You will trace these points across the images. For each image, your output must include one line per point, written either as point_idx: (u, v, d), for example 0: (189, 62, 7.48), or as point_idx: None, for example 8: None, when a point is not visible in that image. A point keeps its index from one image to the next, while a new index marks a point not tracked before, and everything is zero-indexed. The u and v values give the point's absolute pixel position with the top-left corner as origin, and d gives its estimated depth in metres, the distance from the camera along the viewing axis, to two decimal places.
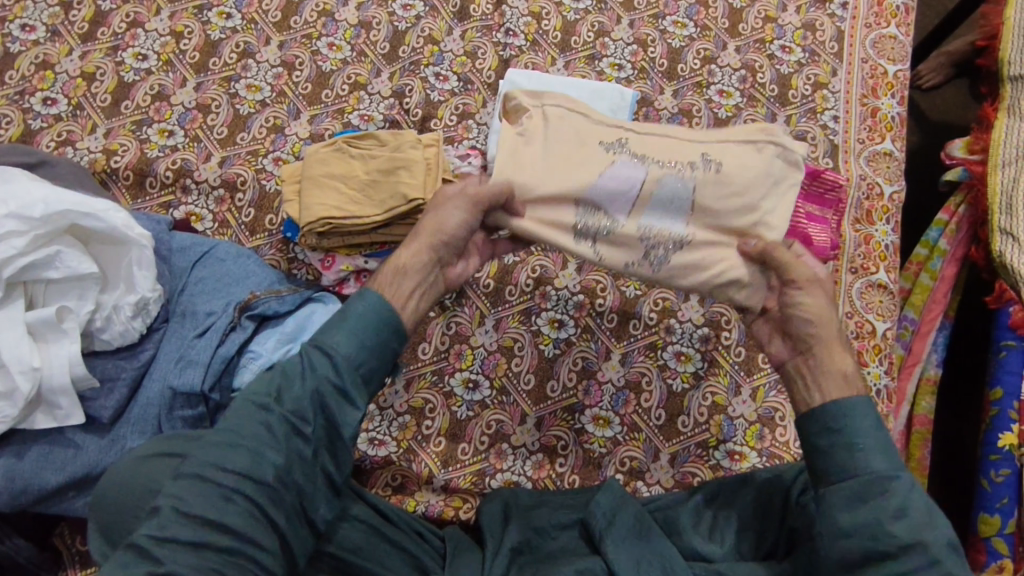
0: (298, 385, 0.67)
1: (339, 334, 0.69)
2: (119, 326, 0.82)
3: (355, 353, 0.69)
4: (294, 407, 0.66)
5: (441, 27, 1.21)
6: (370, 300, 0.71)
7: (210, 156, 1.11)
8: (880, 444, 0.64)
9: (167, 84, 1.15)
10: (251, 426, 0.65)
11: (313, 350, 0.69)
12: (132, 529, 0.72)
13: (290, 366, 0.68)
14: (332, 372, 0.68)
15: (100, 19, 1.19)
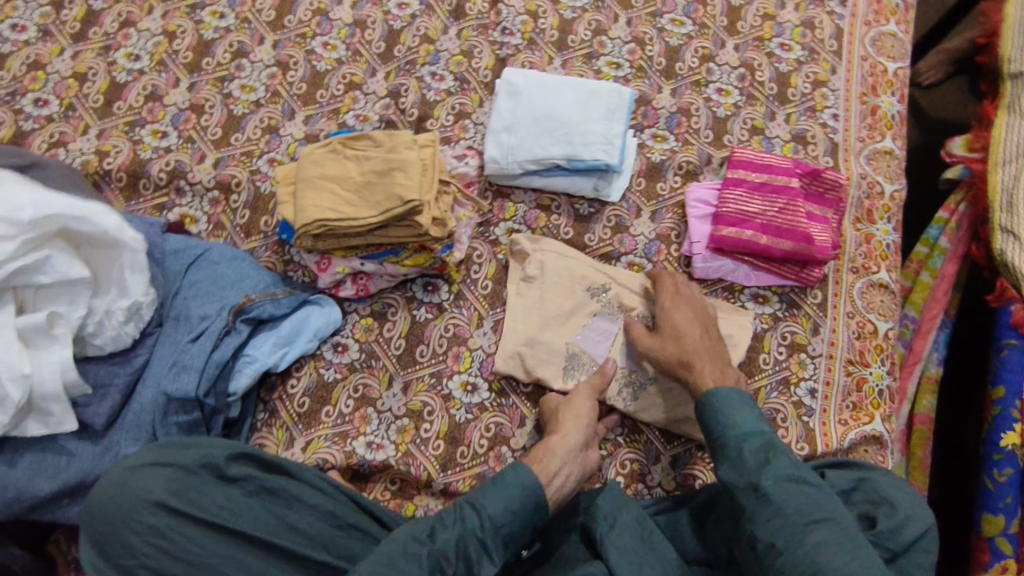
0: (445, 531, 0.76)
1: (494, 493, 0.78)
2: (111, 331, 0.81)
3: (505, 515, 0.77)
4: (440, 548, 0.74)
5: (437, 26, 1.20)
6: (521, 470, 0.81)
7: (204, 157, 1.10)
8: (732, 411, 0.84)
9: (160, 84, 1.14)
10: (397, 553, 0.73)
11: (468, 504, 0.78)
12: (126, 536, 0.71)
13: (447, 514, 0.78)
14: (478, 527, 0.76)
15: (91, 19, 1.18)
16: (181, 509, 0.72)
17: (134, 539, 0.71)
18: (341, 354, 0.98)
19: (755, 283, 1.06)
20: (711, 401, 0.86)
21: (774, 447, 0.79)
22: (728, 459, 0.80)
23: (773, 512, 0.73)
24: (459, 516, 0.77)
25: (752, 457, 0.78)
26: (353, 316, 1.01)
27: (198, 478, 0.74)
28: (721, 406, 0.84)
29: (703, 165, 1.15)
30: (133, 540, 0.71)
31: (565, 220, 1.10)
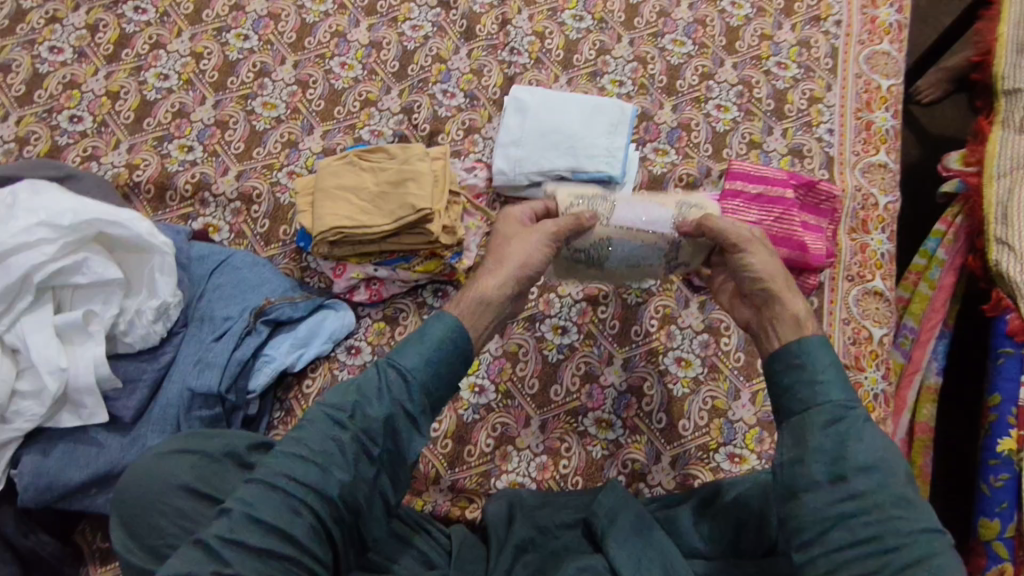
0: (370, 407, 0.73)
1: (414, 357, 0.75)
2: (142, 329, 0.84)
3: (426, 379, 0.76)
4: (363, 427, 0.72)
5: (448, 46, 1.27)
6: (445, 330, 0.77)
7: (227, 170, 1.16)
8: (841, 382, 0.71)
9: (187, 101, 1.21)
10: (322, 444, 0.71)
11: (388, 370, 0.75)
12: (154, 519, 0.75)
13: (367, 386, 0.75)
14: (404, 397, 0.74)
15: (124, 41, 1.26)
16: (206, 493, 0.76)
17: (162, 521, 0.74)
18: (354, 356, 1.01)
19: None
20: (811, 354, 0.72)
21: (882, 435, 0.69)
22: (845, 435, 0.67)
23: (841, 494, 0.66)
24: (382, 390, 0.74)
25: (870, 439, 0.68)
26: (366, 320, 1.05)
27: (220, 466, 0.79)
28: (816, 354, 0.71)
29: (703, 178, 1.20)
30: (160, 521, 0.74)
31: None
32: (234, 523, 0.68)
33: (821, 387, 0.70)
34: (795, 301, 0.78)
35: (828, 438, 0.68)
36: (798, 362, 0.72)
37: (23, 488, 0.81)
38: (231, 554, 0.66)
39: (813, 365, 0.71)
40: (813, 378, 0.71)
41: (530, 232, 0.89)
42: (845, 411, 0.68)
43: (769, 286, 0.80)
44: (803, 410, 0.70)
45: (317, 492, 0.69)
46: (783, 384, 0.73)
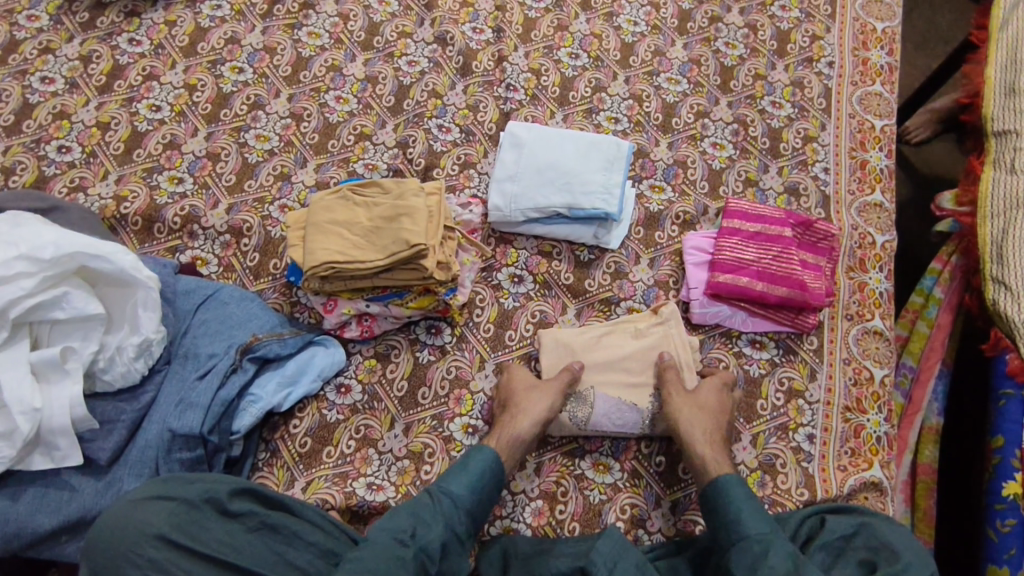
0: (429, 530, 0.82)
1: (463, 484, 0.87)
2: (122, 367, 0.80)
3: (470, 502, 0.87)
4: (423, 545, 0.81)
5: (445, 82, 1.28)
6: (487, 458, 0.90)
7: (218, 203, 1.14)
8: (756, 513, 0.85)
9: (179, 133, 1.19)
10: (389, 558, 0.78)
11: (442, 497, 0.86)
12: (127, 572, 0.70)
13: (425, 507, 0.84)
14: (456, 519, 0.85)
15: (117, 72, 1.24)
16: (184, 544, 0.72)
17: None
18: (344, 396, 1.00)
19: (752, 329, 1.08)
20: (732, 491, 0.87)
21: (801, 560, 0.80)
22: (756, 561, 0.80)
23: None
24: (438, 512, 0.84)
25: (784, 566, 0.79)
26: (356, 357, 1.03)
27: (199, 513, 0.75)
28: (729, 500, 0.86)
29: (700, 216, 1.19)
30: (126, 571, 0.70)
31: (566, 266, 1.13)
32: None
33: (737, 521, 0.84)
34: (715, 452, 0.92)
35: (745, 563, 0.81)
36: (720, 505, 0.87)
37: None
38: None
39: (728, 505, 0.86)
40: (737, 513, 0.85)
41: (542, 388, 0.97)
42: (757, 542, 0.81)
43: (689, 438, 0.93)
44: (729, 545, 0.84)
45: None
46: (711, 522, 0.88)
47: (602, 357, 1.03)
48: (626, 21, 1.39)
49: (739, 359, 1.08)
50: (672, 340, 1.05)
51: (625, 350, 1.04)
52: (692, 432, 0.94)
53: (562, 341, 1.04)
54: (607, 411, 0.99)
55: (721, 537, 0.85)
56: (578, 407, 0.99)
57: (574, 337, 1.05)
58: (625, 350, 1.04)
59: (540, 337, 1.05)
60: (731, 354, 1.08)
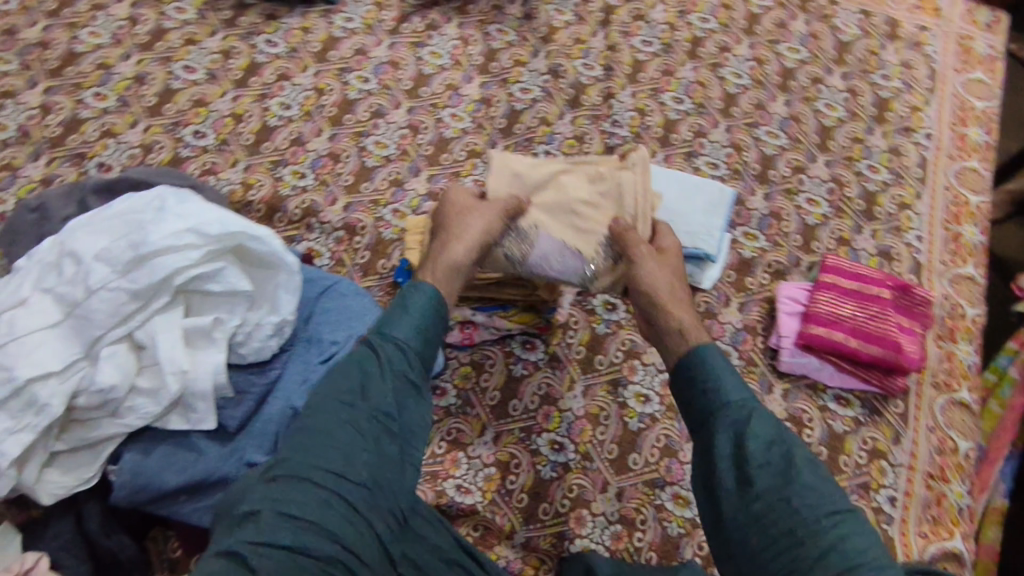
0: (379, 384, 0.80)
1: (407, 327, 0.84)
2: (257, 342, 0.86)
3: (416, 343, 0.84)
4: (377, 405, 0.79)
5: (555, 111, 1.34)
6: (428, 293, 0.88)
7: (336, 200, 1.20)
8: (735, 379, 0.83)
9: (305, 132, 1.27)
10: (335, 423, 0.76)
11: (386, 347, 0.83)
12: None
13: (367, 365, 0.81)
14: (407, 367, 0.82)
15: (254, 70, 1.33)
16: None
17: None
18: (439, 398, 1.05)
19: (838, 384, 1.10)
20: (708, 362, 0.84)
21: (782, 425, 0.79)
22: (740, 430, 0.78)
23: (762, 510, 0.73)
24: (386, 363, 0.82)
25: (764, 432, 0.77)
26: (453, 362, 1.08)
27: None
28: (709, 371, 0.84)
29: (792, 267, 1.22)
30: None
31: None
32: (266, 520, 0.69)
33: (710, 393, 0.82)
34: (678, 315, 0.93)
35: (728, 434, 0.78)
36: (696, 373, 0.85)
37: (119, 485, 0.80)
38: (275, 551, 0.68)
39: (710, 373, 0.83)
40: (708, 389, 0.83)
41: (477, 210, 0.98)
42: (742, 406, 0.80)
43: (654, 297, 0.94)
44: (706, 417, 0.82)
45: (343, 479, 0.73)
46: (686, 394, 0.86)
47: (553, 196, 1.03)
48: (731, 74, 1.44)
49: (824, 413, 1.09)
50: (633, 186, 1.03)
51: (608, 205, 1.03)
52: (667, 298, 0.94)
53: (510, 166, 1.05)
54: (547, 253, 0.98)
55: (700, 410, 0.83)
56: (519, 244, 0.99)
57: (523, 167, 1.05)
58: (582, 192, 1.03)
59: (491, 160, 1.06)
60: (816, 407, 1.10)
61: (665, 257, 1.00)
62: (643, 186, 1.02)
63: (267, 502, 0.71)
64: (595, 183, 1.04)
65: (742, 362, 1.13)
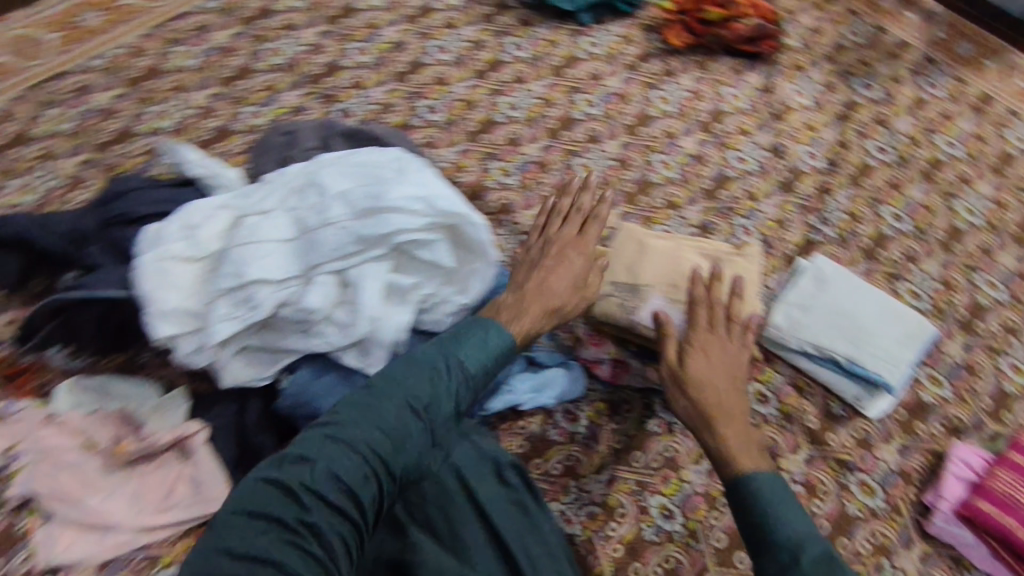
0: (440, 393, 0.84)
1: (479, 360, 0.87)
2: (438, 314, 0.95)
3: (480, 372, 0.87)
4: (432, 417, 0.83)
5: (765, 189, 1.31)
6: (505, 339, 0.89)
7: (532, 206, 1.25)
8: (796, 515, 0.81)
9: (523, 135, 1.33)
10: (393, 413, 0.81)
11: (456, 368, 0.86)
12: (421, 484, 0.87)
13: (438, 372, 0.84)
14: (464, 393, 0.86)
15: (496, 66, 1.42)
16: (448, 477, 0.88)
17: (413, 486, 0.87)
18: (569, 422, 1.06)
19: (989, 569, 0.99)
20: (758, 487, 0.84)
21: (834, 568, 0.76)
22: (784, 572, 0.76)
23: None
24: (452, 382, 0.85)
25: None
26: (591, 395, 1.09)
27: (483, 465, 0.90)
28: (769, 496, 0.83)
29: (973, 429, 1.12)
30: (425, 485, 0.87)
31: (814, 410, 1.10)
32: (315, 474, 0.75)
33: (772, 522, 0.81)
34: (735, 434, 0.90)
35: (776, 566, 0.78)
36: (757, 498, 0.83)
37: (285, 395, 0.91)
38: (310, 502, 0.74)
39: (766, 496, 0.83)
40: (766, 517, 0.81)
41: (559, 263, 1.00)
42: (797, 545, 0.78)
43: (722, 410, 0.92)
44: (755, 531, 0.81)
45: (385, 465, 0.79)
46: (738, 509, 0.84)
47: (673, 263, 1.08)
48: (964, 208, 1.34)
49: None
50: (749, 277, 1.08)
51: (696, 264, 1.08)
52: (732, 416, 0.92)
53: (635, 235, 1.10)
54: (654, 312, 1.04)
55: (750, 524, 0.82)
56: (628, 299, 1.05)
57: (646, 234, 1.11)
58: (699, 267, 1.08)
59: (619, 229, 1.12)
60: None
61: (708, 357, 0.97)
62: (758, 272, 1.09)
63: (322, 458, 0.76)
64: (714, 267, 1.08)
65: (885, 506, 1.04)
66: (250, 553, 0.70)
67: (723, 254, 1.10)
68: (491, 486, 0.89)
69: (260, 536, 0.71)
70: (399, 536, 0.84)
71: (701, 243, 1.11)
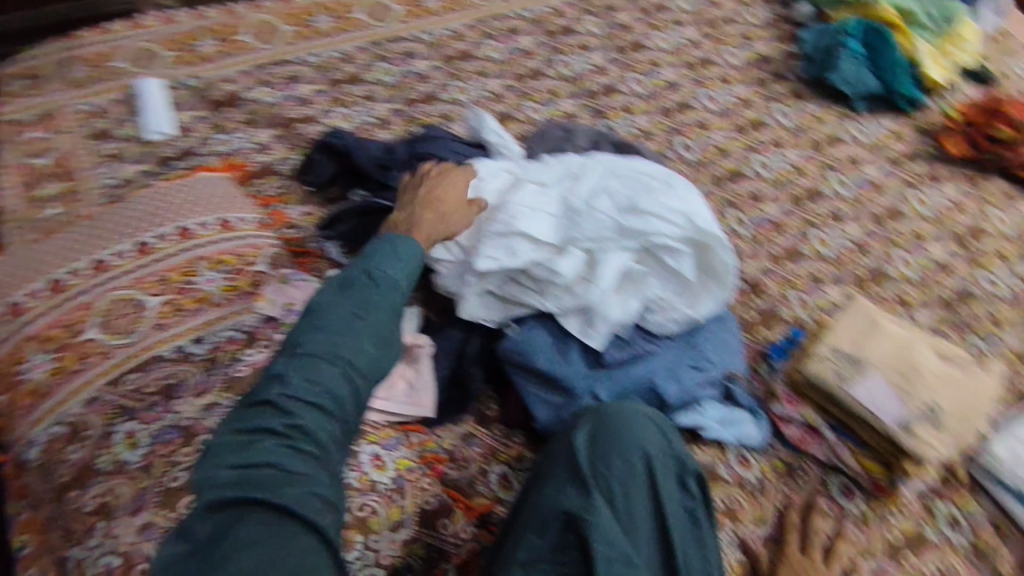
0: (377, 305, 0.90)
1: (399, 271, 0.95)
2: (664, 318, 1.01)
3: (407, 281, 0.95)
4: (376, 322, 0.88)
5: (1011, 319, 1.23)
6: (413, 250, 0.98)
7: (758, 259, 1.29)
8: None
9: (767, 194, 1.38)
10: (341, 327, 0.85)
11: (383, 283, 0.92)
12: (610, 454, 0.83)
13: (367, 295, 0.90)
14: (398, 299, 0.93)
15: (757, 126, 1.49)
16: (632, 461, 0.83)
17: (597, 453, 0.84)
18: (743, 467, 1.03)
19: None
20: None
21: None
22: None
23: None
24: (382, 293, 0.91)
25: None
26: (770, 450, 1.06)
27: (671, 464, 0.86)
28: None
29: None
30: (614, 458, 0.83)
31: (1013, 558, 0.99)
32: (289, 384, 0.78)
33: None
34: None
35: None
36: None
37: (508, 339, 1.01)
38: (294, 408, 0.78)
39: None
40: None
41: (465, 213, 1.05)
42: None
43: None
44: None
45: (351, 364, 0.83)
46: None
47: (903, 349, 1.07)
48: None
49: None
50: (980, 392, 1.05)
51: (927, 359, 1.06)
52: None
53: (868, 314, 1.12)
54: (871, 387, 1.03)
55: None
56: (847, 367, 1.05)
57: (878, 316, 1.12)
58: (930, 362, 1.05)
59: (850, 304, 1.14)
60: None
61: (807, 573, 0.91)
62: (989, 390, 1.05)
63: (291, 372, 0.80)
64: (944, 368, 1.05)
65: None
66: (250, 458, 0.74)
67: (957, 361, 1.07)
68: (672, 485, 0.84)
69: (252, 447, 0.74)
70: (581, 491, 0.81)
71: (934, 342, 1.09)
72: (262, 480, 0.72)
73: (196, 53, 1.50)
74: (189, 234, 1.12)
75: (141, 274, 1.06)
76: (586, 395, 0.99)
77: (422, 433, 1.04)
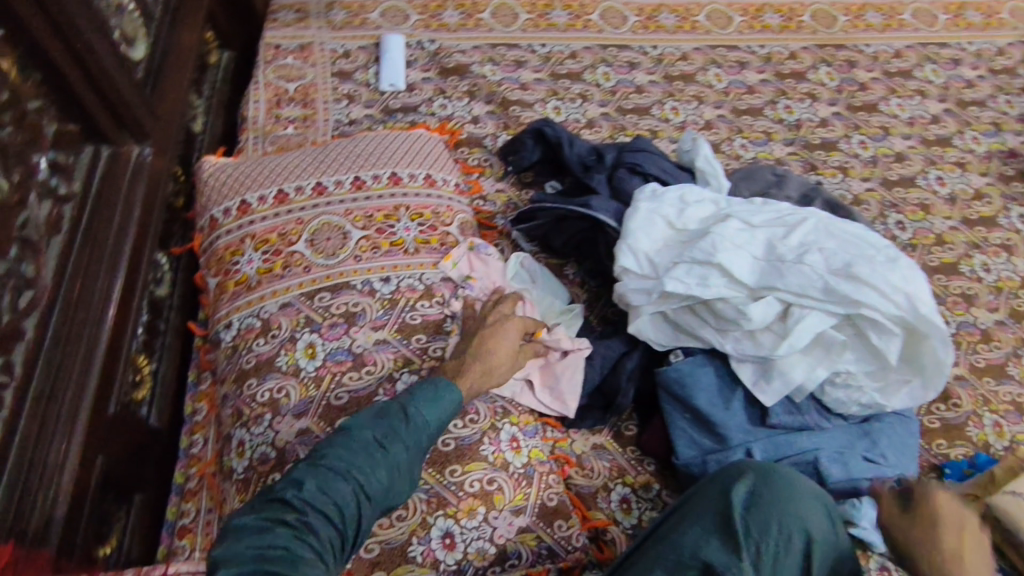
0: (403, 440, 0.80)
1: (432, 412, 0.84)
2: (848, 396, 0.95)
3: (436, 425, 0.84)
4: (397, 455, 0.79)
5: None
6: (450, 392, 0.87)
7: (955, 365, 1.16)
8: None
9: (982, 298, 1.24)
10: (359, 451, 0.77)
11: (411, 419, 0.82)
12: (772, 520, 0.79)
13: (397, 427, 0.81)
14: (423, 439, 0.82)
15: (988, 223, 1.35)
16: (795, 533, 0.79)
17: (758, 514, 0.79)
18: None
19: None
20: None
21: None
22: None
23: None
24: (409, 431, 0.81)
25: None
26: None
27: (827, 551, 0.81)
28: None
29: None
30: (776, 523, 0.78)
31: None
32: (304, 490, 0.72)
33: None
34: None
35: None
36: None
37: (673, 367, 0.99)
38: (303, 513, 0.70)
39: None
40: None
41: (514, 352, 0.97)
42: None
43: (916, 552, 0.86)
44: None
45: (364, 486, 0.75)
46: None
47: None
48: None
49: None
50: None
51: None
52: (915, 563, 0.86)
53: None
54: None
55: None
56: None
57: None
58: None
59: None
60: None
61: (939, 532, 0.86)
62: None
63: (310, 477, 0.73)
64: None
65: None
66: (263, 543, 0.67)
67: None
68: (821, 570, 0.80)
69: (268, 531, 0.68)
70: (727, 547, 0.77)
71: None
72: (278, 560, 0.65)
73: (438, 21, 1.59)
74: (399, 181, 1.19)
75: (353, 207, 1.15)
76: (741, 449, 0.95)
77: (558, 431, 1.05)
